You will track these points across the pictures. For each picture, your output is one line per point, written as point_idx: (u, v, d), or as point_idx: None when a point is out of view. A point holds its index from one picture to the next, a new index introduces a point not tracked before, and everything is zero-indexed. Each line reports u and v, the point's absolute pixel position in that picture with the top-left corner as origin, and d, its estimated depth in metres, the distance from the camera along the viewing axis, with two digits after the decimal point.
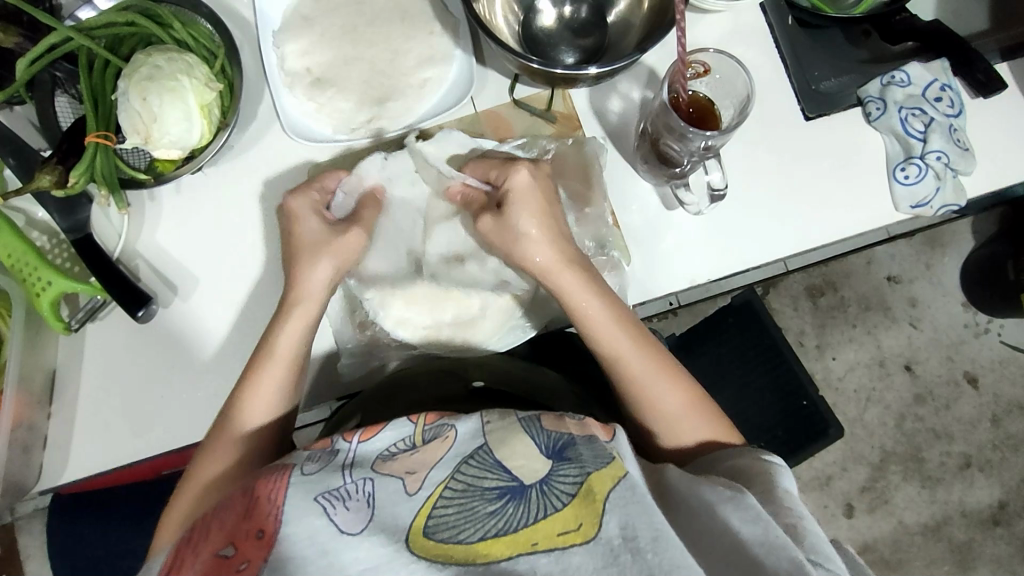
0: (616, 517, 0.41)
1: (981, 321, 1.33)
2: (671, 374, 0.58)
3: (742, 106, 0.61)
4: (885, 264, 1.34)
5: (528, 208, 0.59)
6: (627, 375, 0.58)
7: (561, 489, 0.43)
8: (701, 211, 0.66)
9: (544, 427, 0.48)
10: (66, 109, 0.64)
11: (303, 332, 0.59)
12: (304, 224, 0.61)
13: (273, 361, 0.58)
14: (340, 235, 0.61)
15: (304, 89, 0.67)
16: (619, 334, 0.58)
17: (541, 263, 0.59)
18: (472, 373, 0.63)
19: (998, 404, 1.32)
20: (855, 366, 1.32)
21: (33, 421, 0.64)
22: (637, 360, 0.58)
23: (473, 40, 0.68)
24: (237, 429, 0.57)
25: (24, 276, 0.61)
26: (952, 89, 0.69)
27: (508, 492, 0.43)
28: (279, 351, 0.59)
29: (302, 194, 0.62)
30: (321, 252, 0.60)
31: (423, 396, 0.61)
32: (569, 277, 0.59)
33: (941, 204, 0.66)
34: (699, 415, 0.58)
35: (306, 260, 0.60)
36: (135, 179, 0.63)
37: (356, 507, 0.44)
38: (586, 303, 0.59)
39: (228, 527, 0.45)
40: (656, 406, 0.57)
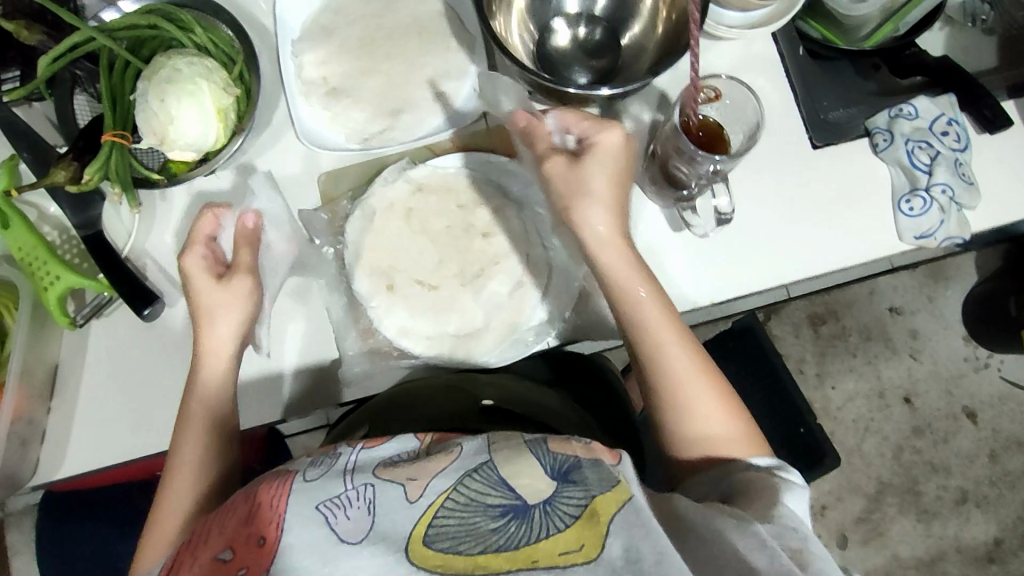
0: (619, 539, 0.42)
1: (981, 356, 1.33)
2: (707, 371, 0.56)
3: (753, 133, 0.61)
4: (887, 295, 1.34)
5: (600, 171, 0.57)
6: (664, 377, 0.55)
7: (565, 510, 0.43)
8: (708, 234, 0.67)
9: (550, 449, 0.48)
10: (83, 107, 0.65)
11: (235, 326, 0.58)
12: (198, 283, 0.58)
13: (208, 358, 0.58)
14: (226, 287, 0.58)
15: (319, 98, 0.68)
16: (665, 328, 0.56)
17: (597, 241, 0.57)
18: (484, 391, 0.62)
19: (996, 440, 1.32)
20: (855, 396, 1.32)
21: (33, 415, 0.63)
22: (678, 356, 0.56)
23: (488, 57, 0.69)
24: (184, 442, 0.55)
25: (35, 270, 0.62)
26: (959, 123, 0.70)
27: (511, 510, 0.43)
28: (212, 349, 0.58)
29: (194, 251, 0.59)
30: (218, 308, 0.58)
31: (430, 411, 0.60)
32: (615, 258, 0.57)
33: (944, 237, 0.67)
34: (732, 426, 0.55)
35: (212, 321, 0.58)
36: (149, 179, 0.63)
37: (356, 515, 0.44)
38: (637, 285, 0.56)
39: (228, 531, 0.45)
40: (698, 412, 0.55)
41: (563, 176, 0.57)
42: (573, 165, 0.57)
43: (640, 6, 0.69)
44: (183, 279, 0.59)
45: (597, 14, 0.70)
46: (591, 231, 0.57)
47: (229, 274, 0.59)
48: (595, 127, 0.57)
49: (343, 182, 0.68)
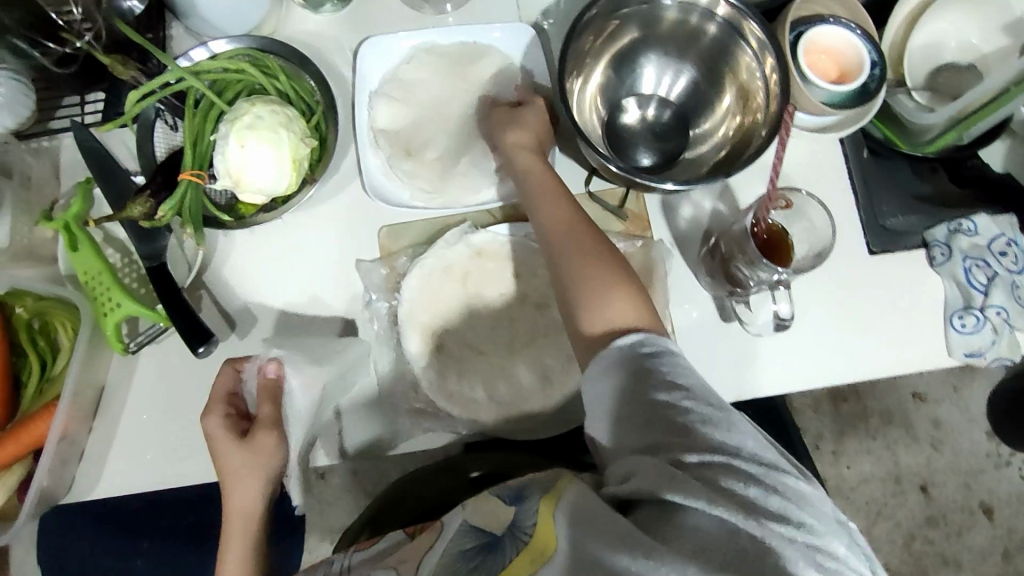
0: (573, 533, 0.47)
1: (1003, 453, 1.32)
2: (594, 254, 0.57)
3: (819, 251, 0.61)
4: (913, 380, 1.33)
5: (534, 117, 0.65)
6: (582, 284, 0.56)
7: (524, 526, 0.49)
8: (762, 334, 0.67)
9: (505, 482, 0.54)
10: (162, 139, 0.66)
11: (257, 488, 0.58)
12: (220, 446, 0.58)
13: (235, 519, 0.58)
14: (251, 446, 0.57)
15: (389, 152, 0.70)
16: (558, 231, 0.59)
17: (523, 168, 0.63)
18: (468, 464, 0.67)
19: (1010, 540, 1.30)
20: (870, 479, 1.31)
21: (76, 434, 0.64)
22: (562, 218, 0.60)
23: (558, 128, 0.70)
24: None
25: (96, 295, 0.63)
26: (1017, 245, 0.70)
27: (482, 547, 0.50)
28: (239, 508, 0.58)
29: (212, 415, 0.58)
30: (246, 467, 0.57)
31: (424, 494, 0.67)
32: (548, 203, 0.61)
33: (995, 357, 0.67)
34: (612, 293, 0.55)
35: (235, 482, 0.57)
36: (217, 219, 0.65)
37: None
38: (542, 204, 0.61)
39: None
40: (585, 313, 0.55)
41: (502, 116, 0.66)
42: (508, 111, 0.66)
43: (715, 101, 0.69)
44: (208, 434, 0.59)
45: (671, 98, 0.71)
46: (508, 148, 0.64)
47: (252, 430, 0.58)
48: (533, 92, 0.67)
49: (405, 236, 0.69)
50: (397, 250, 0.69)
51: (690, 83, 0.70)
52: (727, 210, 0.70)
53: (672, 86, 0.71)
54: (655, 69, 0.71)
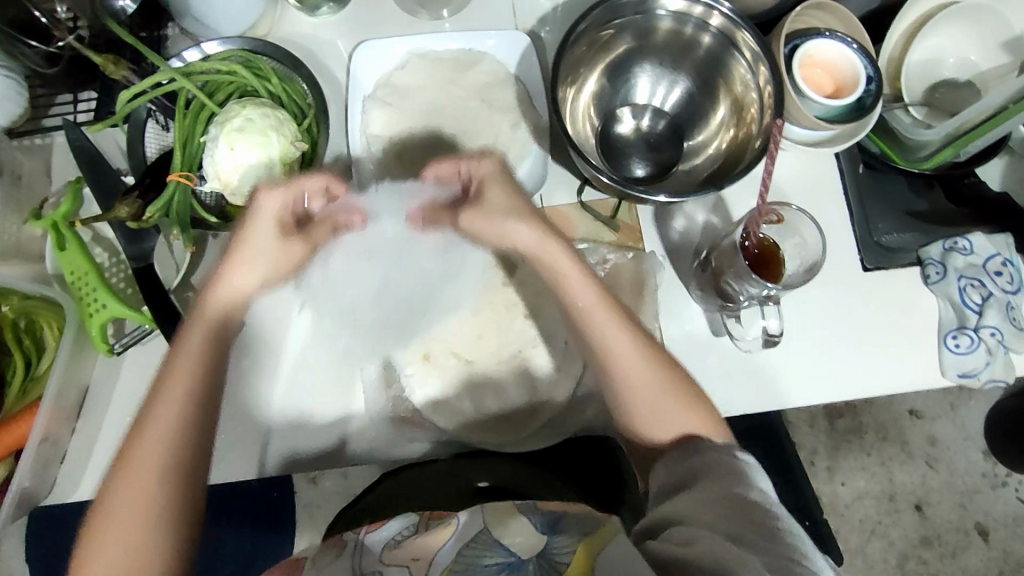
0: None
1: (999, 473, 1.31)
2: (676, 391, 0.55)
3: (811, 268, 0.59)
4: (909, 397, 1.32)
5: (501, 198, 0.57)
6: (625, 385, 0.55)
7: (557, 559, 0.49)
8: (751, 350, 0.66)
9: (539, 506, 0.55)
10: (153, 140, 0.66)
11: (262, 270, 0.56)
12: (257, 225, 0.55)
13: (184, 368, 0.52)
14: (302, 238, 0.57)
15: (381, 158, 0.69)
16: (580, 282, 0.57)
17: (504, 207, 0.57)
18: (474, 473, 0.65)
19: (1005, 562, 1.29)
20: (864, 496, 1.29)
21: (58, 435, 0.64)
22: (593, 302, 0.56)
23: (551, 137, 0.70)
24: (149, 415, 0.51)
25: (82, 295, 0.62)
26: (1013, 265, 0.69)
27: (506, 565, 0.49)
28: (215, 300, 0.55)
29: (275, 194, 0.55)
30: (264, 262, 0.56)
31: (420, 493, 0.65)
32: (557, 261, 0.57)
33: (988, 378, 0.66)
34: (673, 404, 0.55)
35: (243, 263, 0.55)
36: (208, 223, 0.63)
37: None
38: (557, 262, 0.57)
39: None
40: (653, 420, 0.55)
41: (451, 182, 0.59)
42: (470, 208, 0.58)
43: (709, 113, 0.69)
44: (196, 309, 0.55)
45: (665, 109, 0.71)
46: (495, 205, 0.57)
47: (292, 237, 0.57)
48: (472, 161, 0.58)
49: None
50: None
51: (684, 93, 0.70)
52: (720, 223, 0.69)
53: (666, 97, 0.71)
54: (650, 80, 0.71)
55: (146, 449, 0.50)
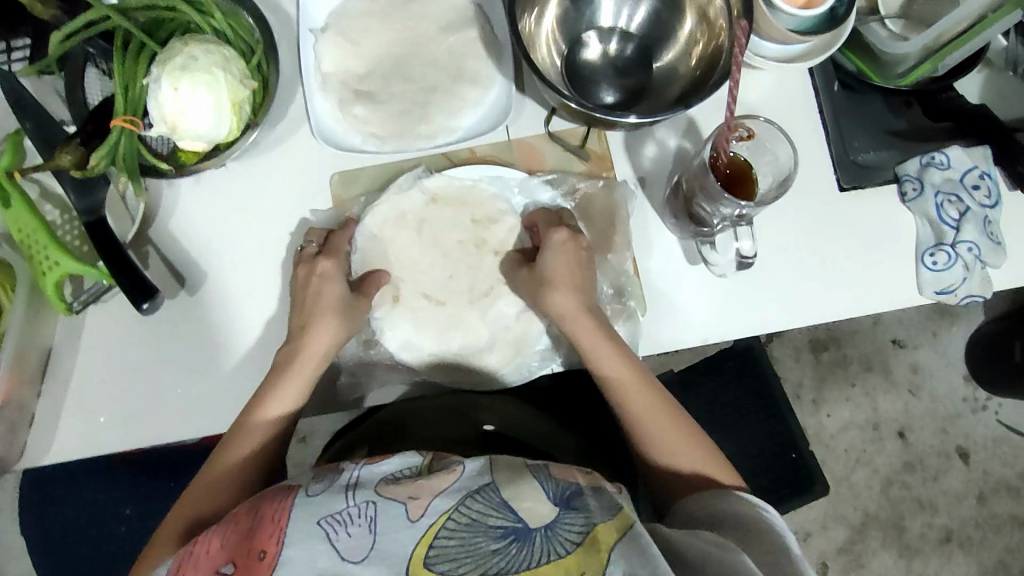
0: (620, 569, 0.43)
1: (979, 397, 1.33)
2: (661, 403, 0.60)
3: (782, 181, 0.58)
4: (892, 327, 1.33)
5: (559, 255, 0.61)
6: (642, 408, 0.59)
7: (566, 537, 0.45)
8: (725, 275, 0.65)
9: (552, 475, 0.51)
10: (96, 86, 0.63)
11: (337, 330, 0.61)
12: (328, 284, 0.61)
13: (280, 399, 0.59)
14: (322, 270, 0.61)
15: (340, 96, 0.66)
16: (592, 333, 0.60)
17: (561, 315, 0.60)
18: (482, 415, 0.65)
19: (986, 482, 1.31)
20: (849, 426, 1.31)
21: (23, 399, 0.61)
22: (586, 334, 0.60)
23: (515, 68, 0.67)
24: (229, 453, 0.57)
25: (32, 255, 0.59)
26: (991, 178, 0.68)
27: (513, 532, 0.45)
28: (310, 352, 0.60)
29: (333, 260, 0.62)
30: (319, 318, 0.60)
31: (427, 434, 0.63)
32: (602, 351, 0.60)
33: (965, 293, 0.66)
34: (688, 450, 0.58)
35: (314, 325, 0.60)
36: (156, 168, 0.61)
37: (357, 533, 0.45)
38: (561, 288, 0.60)
39: (231, 546, 0.46)
40: (663, 451, 0.58)
41: (525, 281, 0.63)
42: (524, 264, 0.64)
43: (678, 28, 0.66)
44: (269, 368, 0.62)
45: (631, 30, 0.67)
46: (553, 301, 0.60)
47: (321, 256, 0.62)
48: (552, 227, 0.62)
49: (358, 184, 0.66)
50: (349, 199, 0.66)
51: (650, 11, 0.66)
52: (693, 148, 0.67)
53: (631, 18, 0.67)
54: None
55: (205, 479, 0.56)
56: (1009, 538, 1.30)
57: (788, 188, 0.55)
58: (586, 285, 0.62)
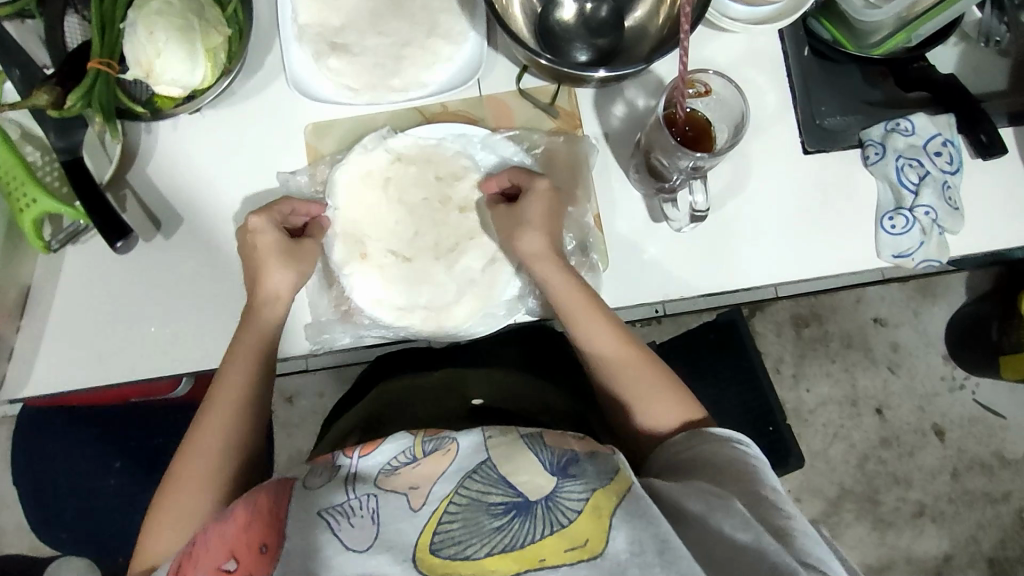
0: (624, 533, 0.44)
1: (958, 376, 1.34)
2: (636, 353, 0.62)
3: (737, 129, 0.59)
4: (873, 305, 1.35)
5: (539, 207, 0.62)
6: (620, 357, 0.62)
7: (567, 505, 0.45)
8: (682, 229, 0.66)
9: (547, 443, 0.50)
10: (75, 32, 0.64)
11: (297, 273, 0.62)
12: (266, 234, 0.62)
13: (242, 352, 0.60)
14: (300, 245, 0.63)
15: (315, 48, 0.67)
16: (569, 291, 0.61)
17: (534, 255, 0.62)
18: (469, 389, 0.68)
19: (960, 459, 1.33)
20: (827, 402, 1.33)
21: (1, 332, 0.64)
22: (561, 285, 0.61)
23: (489, 25, 0.68)
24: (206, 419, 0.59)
25: (11, 191, 0.61)
26: (953, 145, 0.69)
27: (514, 507, 0.45)
28: (269, 301, 0.62)
29: (267, 214, 0.62)
30: (280, 261, 0.61)
31: (419, 409, 0.67)
32: (574, 301, 0.61)
33: (922, 258, 0.67)
34: (666, 398, 0.61)
35: (271, 270, 0.61)
36: (131, 111, 0.63)
37: (360, 523, 0.47)
38: (537, 233, 0.62)
39: (230, 536, 0.48)
40: (641, 400, 0.60)
41: (506, 223, 0.63)
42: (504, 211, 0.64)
43: None
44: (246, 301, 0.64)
45: None
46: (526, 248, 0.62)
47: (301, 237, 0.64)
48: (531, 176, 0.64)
49: (330, 135, 0.68)
50: (323, 149, 0.68)
51: None
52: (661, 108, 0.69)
53: None
54: None
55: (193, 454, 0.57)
56: (980, 514, 1.33)
57: (741, 137, 0.57)
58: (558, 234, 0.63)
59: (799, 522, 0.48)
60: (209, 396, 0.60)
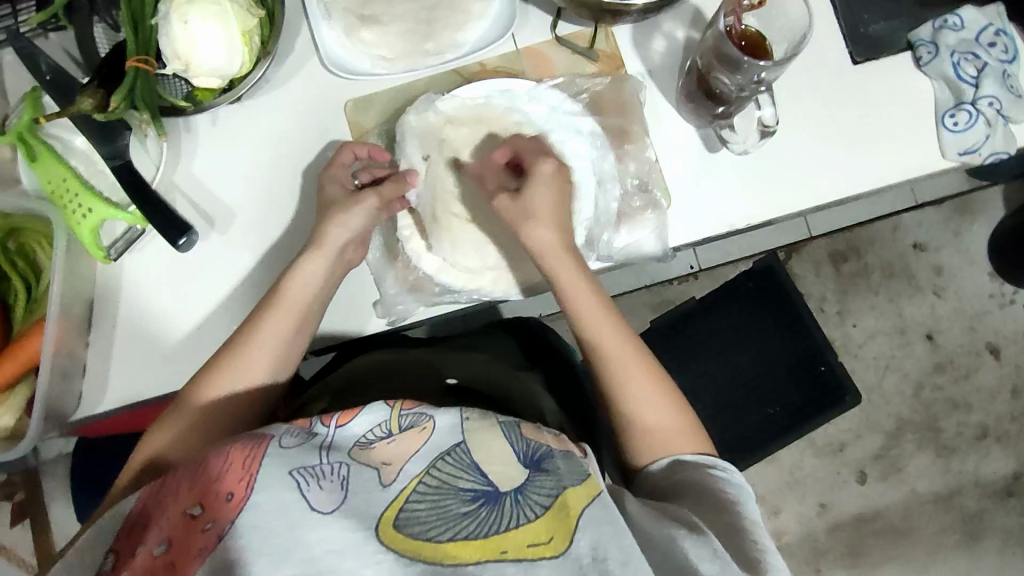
0: (588, 537, 0.44)
1: (1007, 292, 1.32)
2: (649, 371, 0.61)
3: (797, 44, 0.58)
4: (912, 231, 1.32)
5: (545, 194, 0.59)
6: (626, 377, 0.60)
7: (535, 500, 0.46)
8: (747, 150, 0.65)
9: (522, 433, 0.52)
10: (103, 39, 0.63)
11: (349, 228, 0.62)
12: (339, 170, 0.64)
13: (285, 307, 0.61)
14: (355, 197, 0.63)
15: (345, 22, 0.66)
16: (581, 294, 0.60)
17: (541, 250, 0.59)
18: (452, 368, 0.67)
19: (1018, 376, 1.31)
20: (876, 334, 1.31)
21: (73, 348, 0.63)
22: (578, 286, 0.60)
23: None
24: (236, 369, 0.60)
25: (64, 203, 0.60)
26: (1006, 34, 0.67)
27: (482, 496, 0.45)
28: (324, 250, 0.62)
29: (349, 151, 0.64)
30: (339, 208, 0.62)
31: (391, 387, 0.65)
32: (586, 299, 0.60)
33: (990, 152, 0.65)
34: (671, 433, 0.59)
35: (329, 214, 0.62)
36: (175, 107, 0.63)
37: (329, 487, 0.44)
38: (543, 233, 0.59)
39: (195, 484, 0.45)
40: (634, 425, 0.60)
41: (509, 216, 0.60)
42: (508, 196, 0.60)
43: None
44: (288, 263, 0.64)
45: None
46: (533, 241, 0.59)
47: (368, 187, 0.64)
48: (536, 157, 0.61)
49: (371, 109, 0.67)
50: (365, 123, 0.67)
51: None
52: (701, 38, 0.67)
53: None
54: None
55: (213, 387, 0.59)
56: None
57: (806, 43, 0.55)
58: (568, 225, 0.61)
59: (772, 554, 0.49)
60: (240, 336, 0.61)
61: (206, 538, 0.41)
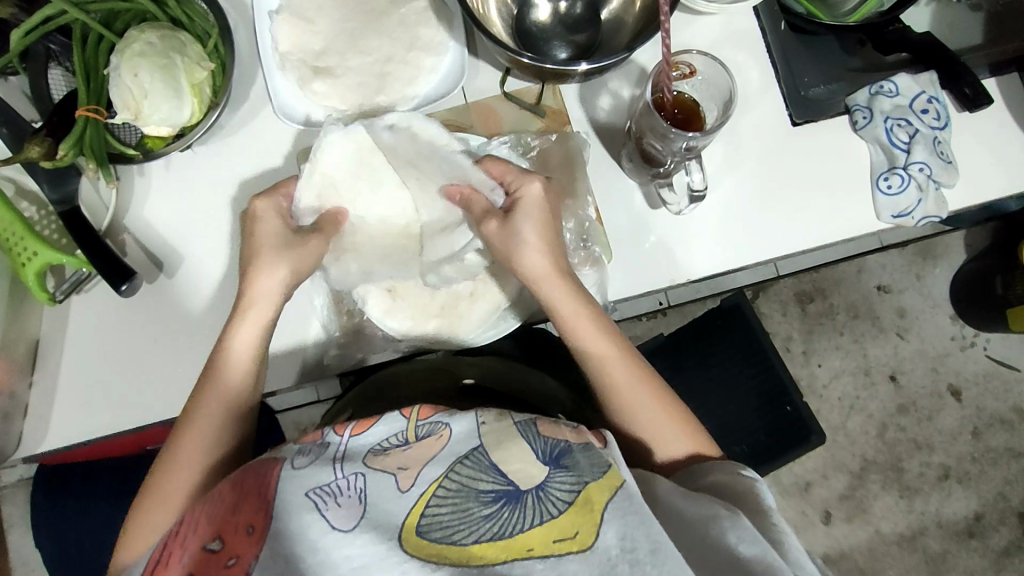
0: (614, 528, 0.43)
1: (967, 335, 1.33)
2: (654, 388, 0.60)
3: (726, 106, 0.62)
4: (875, 273, 1.34)
5: (529, 221, 0.60)
6: (635, 390, 0.60)
7: (557, 496, 0.44)
8: (683, 211, 0.66)
9: (541, 432, 0.49)
10: (59, 83, 0.64)
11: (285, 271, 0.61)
12: (263, 224, 0.61)
13: (230, 359, 0.60)
14: (302, 243, 0.61)
15: (298, 74, 0.67)
16: (575, 314, 0.60)
17: (535, 277, 0.60)
18: (462, 371, 0.69)
19: (980, 418, 1.33)
20: (841, 374, 1.32)
21: (15, 388, 0.64)
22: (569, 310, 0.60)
23: (466, 32, 0.69)
24: (199, 430, 0.58)
25: (11, 247, 0.61)
26: (939, 101, 0.69)
27: (504, 495, 0.44)
28: (263, 290, 0.61)
29: (268, 201, 0.62)
30: (278, 254, 0.60)
31: (411, 391, 0.68)
32: (587, 332, 0.60)
33: (922, 216, 0.67)
34: (679, 428, 0.60)
35: (267, 262, 0.60)
36: (123, 155, 0.64)
37: (348, 502, 0.45)
38: (530, 262, 0.60)
39: (217, 520, 0.45)
40: (647, 428, 0.60)
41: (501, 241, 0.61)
42: (506, 224, 0.60)
43: None
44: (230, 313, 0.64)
45: None
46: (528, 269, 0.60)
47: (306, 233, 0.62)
48: (522, 182, 0.61)
49: None
50: None
51: None
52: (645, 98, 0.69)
53: None
54: None
55: (174, 471, 0.57)
56: (1006, 471, 1.31)
57: (730, 113, 0.59)
58: (568, 270, 0.61)
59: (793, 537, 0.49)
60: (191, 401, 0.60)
61: (233, 572, 0.42)
